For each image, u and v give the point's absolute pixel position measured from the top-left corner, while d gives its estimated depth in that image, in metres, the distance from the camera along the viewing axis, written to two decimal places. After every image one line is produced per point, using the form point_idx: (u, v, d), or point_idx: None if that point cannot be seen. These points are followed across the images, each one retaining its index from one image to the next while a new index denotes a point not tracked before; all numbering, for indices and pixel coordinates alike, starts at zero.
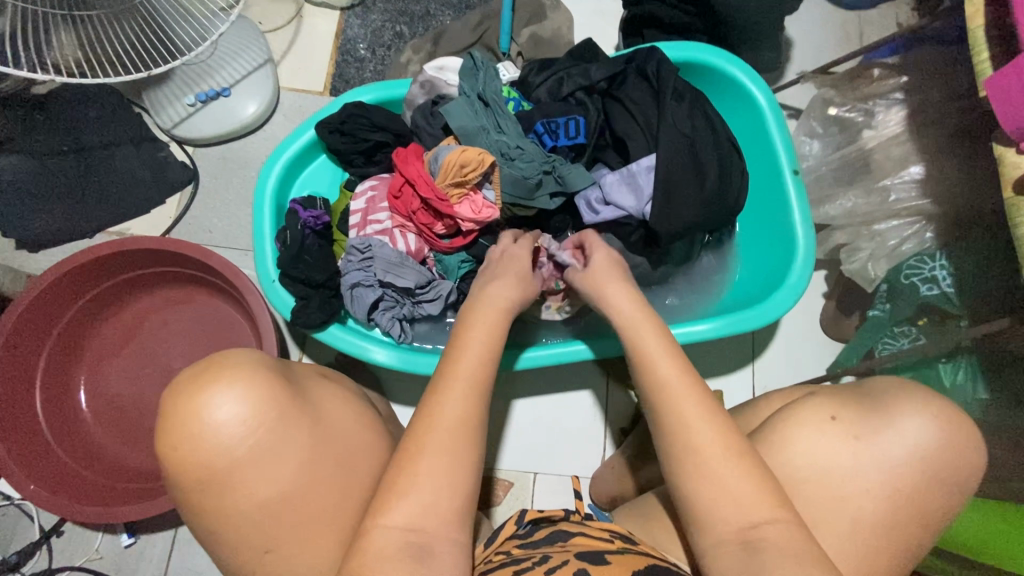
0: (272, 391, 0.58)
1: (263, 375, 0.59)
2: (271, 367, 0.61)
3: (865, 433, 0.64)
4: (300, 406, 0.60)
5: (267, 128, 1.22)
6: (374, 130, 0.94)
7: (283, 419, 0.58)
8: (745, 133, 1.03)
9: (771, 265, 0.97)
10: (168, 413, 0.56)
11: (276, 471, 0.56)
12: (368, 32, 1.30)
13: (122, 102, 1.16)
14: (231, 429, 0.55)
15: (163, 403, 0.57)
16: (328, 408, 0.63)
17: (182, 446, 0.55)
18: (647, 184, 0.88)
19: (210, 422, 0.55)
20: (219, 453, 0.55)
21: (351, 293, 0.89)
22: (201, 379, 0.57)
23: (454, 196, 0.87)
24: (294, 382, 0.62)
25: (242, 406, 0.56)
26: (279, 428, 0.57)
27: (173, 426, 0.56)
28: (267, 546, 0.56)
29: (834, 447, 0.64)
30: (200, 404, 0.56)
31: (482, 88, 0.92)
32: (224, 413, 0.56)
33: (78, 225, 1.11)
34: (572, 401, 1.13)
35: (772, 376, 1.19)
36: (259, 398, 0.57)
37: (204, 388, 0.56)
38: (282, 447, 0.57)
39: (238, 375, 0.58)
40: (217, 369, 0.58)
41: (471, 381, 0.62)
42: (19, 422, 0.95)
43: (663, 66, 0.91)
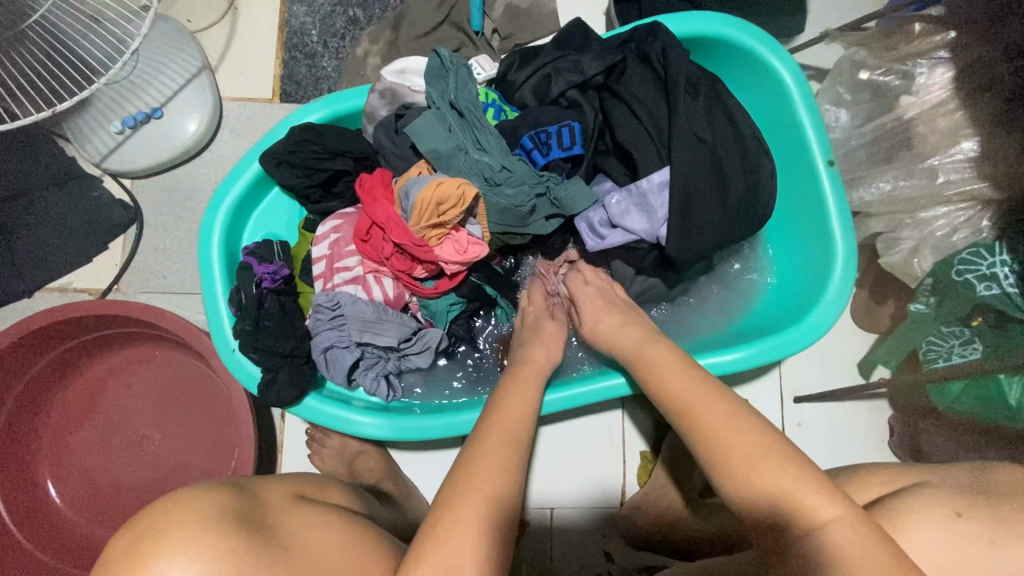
0: (232, 551, 0.47)
1: (219, 533, 0.48)
2: (227, 512, 0.50)
3: (1002, 534, 0.48)
4: (268, 555, 0.50)
5: (213, 148, 1.06)
6: (330, 157, 0.80)
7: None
8: (766, 116, 0.87)
9: (806, 272, 0.84)
10: None
11: None
12: (317, 20, 1.11)
13: (40, 137, 1.00)
14: None
15: None
16: (299, 543, 0.54)
17: None
18: (660, 204, 0.73)
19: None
20: None
21: (325, 358, 0.77)
22: (134, 557, 0.45)
23: (433, 237, 0.74)
24: (259, 522, 0.52)
25: None
26: None
27: None
28: None
29: (957, 550, 0.48)
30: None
31: (455, 97, 0.77)
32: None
33: (10, 288, 0.97)
34: (585, 428, 1.04)
35: (801, 379, 1.08)
36: (217, 568, 0.46)
37: (143, 567, 0.44)
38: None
39: (184, 540, 0.46)
40: (155, 534, 0.46)
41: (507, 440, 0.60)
42: None
43: (670, 50, 0.75)
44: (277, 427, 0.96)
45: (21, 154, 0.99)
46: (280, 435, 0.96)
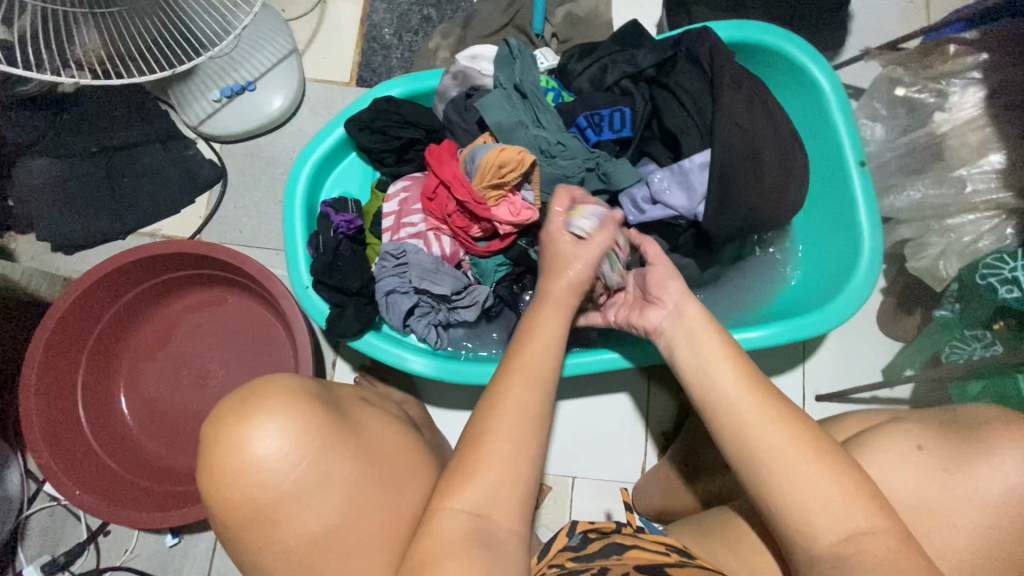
0: (315, 419, 0.54)
1: (307, 402, 0.55)
2: (313, 393, 0.57)
3: (953, 465, 0.60)
4: (342, 430, 0.57)
5: (294, 121, 1.19)
6: (405, 127, 0.90)
7: (328, 446, 0.54)
8: (803, 118, 0.94)
9: (835, 263, 0.90)
10: (208, 448, 0.51)
11: (324, 502, 0.53)
12: (394, 16, 1.24)
13: (148, 99, 1.13)
14: (276, 462, 0.52)
15: (200, 435, 0.52)
16: (367, 429, 0.61)
17: (225, 482, 0.51)
18: (700, 182, 0.81)
19: (254, 455, 0.51)
20: (265, 487, 0.51)
21: (386, 300, 0.86)
22: (238, 411, 0.52)
23: (492, 197, 0.82)
24: (337, 407, 0.59)
25: (287, 438, 0.52)
26: (324, 456, 0.54)
27: (214, 463, 0.51)
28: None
29: (917, 477, 0.61)
30: (242, 438, 0.51)
31: (520, 79, 0.86)
32: (272, 444, 0.52)
33: (109, 228, 1.09)
34: (614, 404, 1.09)
35: (824, 378, 1.11)
36: (305, 430, 0.53)
37: (246, 420, 0.52)
38: (327, 480, 0.54)
39: (279, 403, 0.53)
40: (256, 397, 0.53)
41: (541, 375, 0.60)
42: (64, 427, 0.96)
43: (717, 50, 0.83)
44: (327, 372, 1.05)
45: (130, 113, 1.11)
46: (330, 380, 1.05)
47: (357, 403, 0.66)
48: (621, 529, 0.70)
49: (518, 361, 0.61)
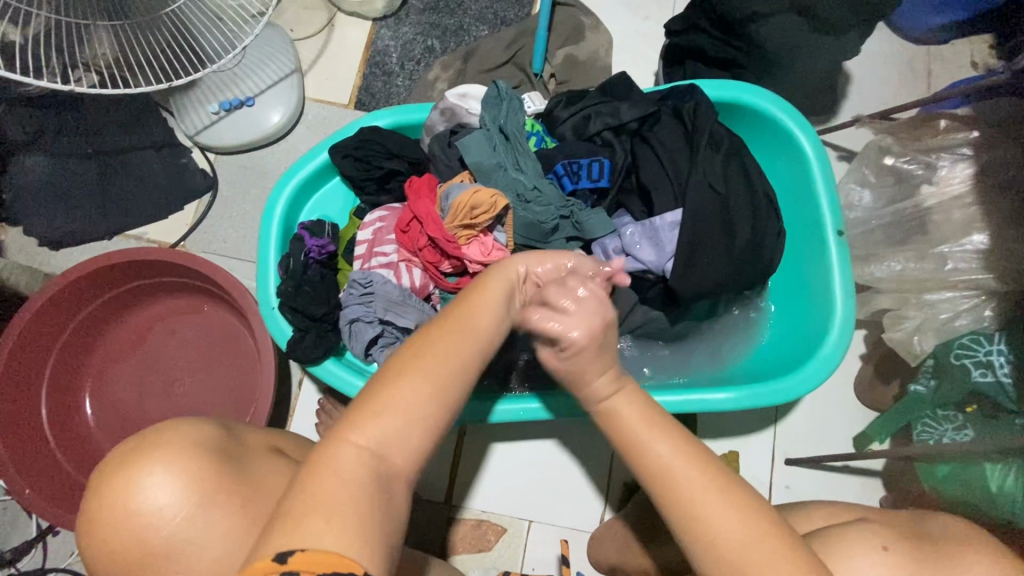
0: (199, 473, 0.56)
1: (191, 456, 0.57)
2: (210, 443, 0.60)
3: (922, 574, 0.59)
4: (229, 483, 0.58)
5: (289, 138, 1.21)
6: (389, 158, 0.91)
7: (209, 500, 0.56)
8: (784, 182, 0.94)
9: (805, 331, 0.89)
10: (97, 496, 0.55)
11: (198, 556, 0.55)
12: (399, 45, 1.27)
13: (150, 106, 1.15)
14: (156, 515, 0.54)
15: (94, 482, 0.56)
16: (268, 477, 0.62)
17: (108, 529, 0.54)
18: (670, 240, 0.81)
19: (136, 506, 0.54)
20: (144, 537, 0.54)
21: (349, 328, 0.86)
22: (125, 461, 0.56)
23: (463, 237, 0.83)
24: (237, 458, 0.61)
25: (167, 490, 0.55)
26: (202, 511, 0.55)
27: (99, 511, 0.54)
28: None
29: None
30: (124, 489, 0.54)
31: (503, 122, 0.87)
32: (154, 496, 0.54)
33: (97, 228, 1.11)
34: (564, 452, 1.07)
35: (795, 442, 1.09)
36: (185, 484, 0.55)
37: (133, 472, 0.55)
38: (204, 535, 0.55)
39: (166, 456, 0.56)
40: (147, 448, 0.56)
41: (466, 339, 0.56)
42: (23, 424, 0.96)
43: (700, 109, 0.84)
44: (293, 390, 1.05)
45: (132, 118, 1.14)
46: (294, 399, 1.05)
47: (269, 451, 0.68)
48: None
49: (449, 316, 0.58)
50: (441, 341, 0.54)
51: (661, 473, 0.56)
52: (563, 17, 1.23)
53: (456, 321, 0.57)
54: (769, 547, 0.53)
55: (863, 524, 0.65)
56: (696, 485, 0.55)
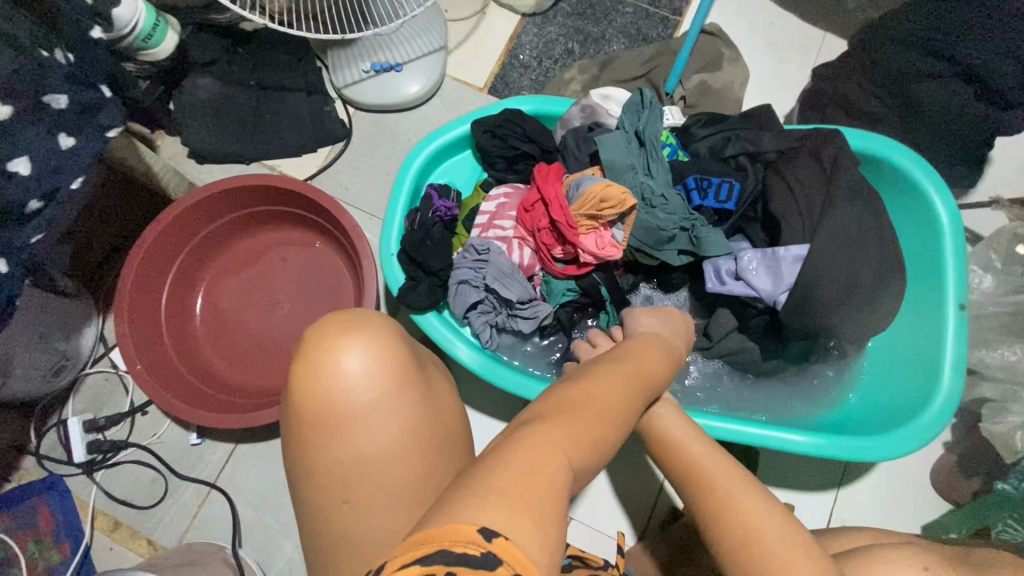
0: (395, 357, 0.60)
1: (391, 340, 0.61)
2: (403, 339, 0.64)
3: None
4: (415, 376, 0.62)
5: (422, 108, 1.29)
6: (525, 141, 0.95)
7: (400, 382, 0.60)
8: (911, 245, 0.93)
9: (903, 398, 0.87)
10: (309, 349, 0.60)
11: (380, 429, 0.58)
12: (541, 42, 1.33)
13: (309, 54, 1.25)
14: (355, 380, 0.58)
15: (306, 337, 0.61)
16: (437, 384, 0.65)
17: (312, 381, 0.58)
18: (789, 274, 0.81)
19: (337, 371, 0.58)
20: (341, 398, 0.58)
21: (455, 288, 0.90)
22: (333, 328, 0.61)
23: (584, 226, 0.86)
24: (418, 356, 0.65)
25: (369, 362, 0.59)
26: (394, 390, 0.59)
27: (309, 363, 0.59)
28: (345, 499, 0.58)
29: None
30: (335, 350, 0.59)
31: (643, 128, 0.90)
32: (354, 366, 0.58)
33: (240, 152, 1.22)
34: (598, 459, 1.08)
35: (856, 511, 1.05)
36: (383, 360, 0.59)
37: (344, 339, 0.59)
38: (388, 414, 0.59)
39: (371, 333, 0.61)
40: (357, 323, 0.61)
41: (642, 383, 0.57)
42: (145, 307, 1.06)
43: (843, 154, 0.84)
44: None
45: (292, 61, 1.24)
46: None
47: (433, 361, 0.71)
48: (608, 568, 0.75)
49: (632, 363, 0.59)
50: (615, 381, 0.55)
51: (694, 467, 0.61)
52: (705, 44, 1.25)
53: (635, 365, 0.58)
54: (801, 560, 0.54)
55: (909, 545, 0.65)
56: (727, 483, 0.59)
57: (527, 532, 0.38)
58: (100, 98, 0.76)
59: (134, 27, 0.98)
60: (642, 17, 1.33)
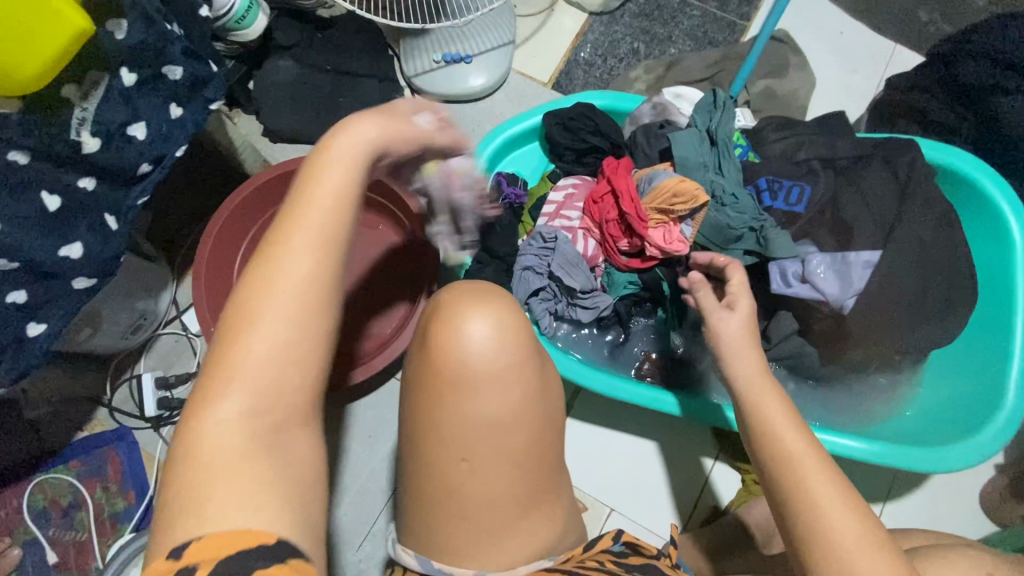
0: (519, 332, 0.63)
1: (514, 316, 0.63)
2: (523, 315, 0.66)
3: None
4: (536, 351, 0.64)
5: (488, 100, 1.32)
6: (596, 134, 0.98)
7: (524, 357, 0.62)
8: (984, 261, 0.90)
9: (965, 413, 0.86)
10: (438, 318, 0.62)
11: (507, 395, 0.60)
12: (607, 41, 1.35)
13: (383, 43, 1.30)
14: (481, 349, 0.60)
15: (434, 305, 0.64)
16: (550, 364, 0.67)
17: (443, 346, 0.60)
18: (858, 278, 0.82)
19: (461, 339, 0.60)
20: (469, 363, 0.60)
21: (520, 275, 0.93)
22: (458, 298, 0.63)
23: (654, 220, 0.88)
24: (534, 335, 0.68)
25: (496, 334, 0.61)
26: (520, 363, 0.61)
27: (439, 331, 0.61)
28: (464, 458, 0.60)
29: None
30: (458, 320, 0.61)
31: (715, 126, 0.92)
32: (477, 334, 0.60)
33: (312, 133, 1.27)
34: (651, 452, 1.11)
35: (903, 527, 1.04)
36: (510, 333, 0.62)
37: (471, 308, 0.62)
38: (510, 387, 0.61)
39: (495, 308, 0.63)
40: (483, 296, 0.64)
41: (329, 224, 0.46)
42: (220, 274, 1.11)
43: (919, 165, 0.85)
44: None
45: (367, 48, 1.28)
46: None
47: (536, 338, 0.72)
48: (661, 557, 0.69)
49: (298, 200, 0.46)
50: (287, 235, 0.45)
51: (792, 463, 0.61)
52: (772, 51, 1.26)
53: (302, 212, 0.46)
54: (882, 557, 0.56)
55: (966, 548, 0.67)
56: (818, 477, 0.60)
57: (302, 537, 0.41)
58: (208, 72, 0.81)
59: (229, 10, 1.03)
60: (709, 21, 1.35)
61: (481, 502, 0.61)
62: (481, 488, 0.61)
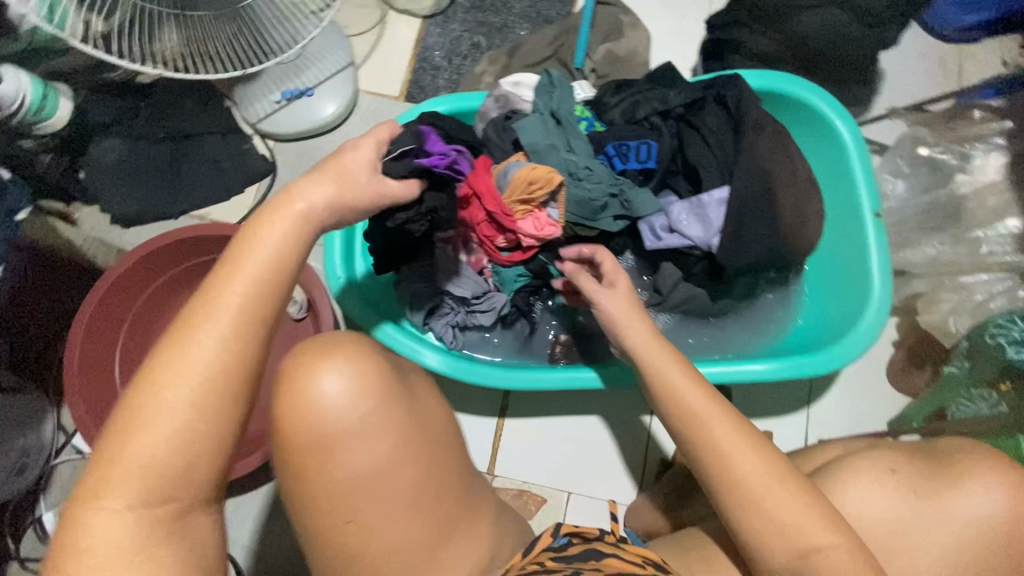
0: (375, 376, 0.63)
1: (367, 359, 0.63)
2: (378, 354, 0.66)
3: (924, 490, 0.67)
4: (398, 388, 0.64)
5: (344, 127, 1.28)
6: (447, 140, 0.96)
7: (382, 398, 0.62)
8: (824, 169, 0.98)
9: (843, 308, 0.93)
10: (286, 381, 0.62)
11: (375, 441, 0.61)
12: (447, 41, 1.34)
13: (216, 96, 1.23)
14: (336, 403, 0.60)
15: (282, 369, 0.63)
16: (426, 400, 0.68)
17: (294, 410, 0.60)
18: (716, 216, 0.85)
19: (314, 399, 0.60)
20: (326, 420, 0.60)
21: (410, 297, 0.93)
22: (310, 357, 0.63)
23: (519, 211, 0.88)
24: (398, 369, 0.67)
25: (348, 383, 0.61)
26: (379, 406, 0.61)
27: (288, 395, 0.61)
28: (351, 517, 0.61)
29: (892, 502, 0.67)
30: (309, 378, 0.61)
31: (557, 106, 0.93)
32: (331, 391, 0.60)
33: (165, 207, 1.18)
34: (589, 426, 1.13)
35: (828, 424, 1.12)
36: (364, 379, 0.62)
37: (319, 364, 0.62)
38: (375, 431, 0.61)
39: (344, 357, 0.63)
40: (330, 348, 0.64)
41: (240, 314, 0.50)
42: (99, 384, 1.03)
43: (744, 97, 0.88)
44: None
45: (199, 106, 1.22)
46: None
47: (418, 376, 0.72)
48: (605, 535, 0.71)
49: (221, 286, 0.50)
50: (194, 333, 0.49)
51: (701, 419, 0.67)
52: (603, 16, 1.29)
53: (221, 302, 0.50)
54: (787, 493, 0.62)
55: (875, 448, 0.72)
56: (724, 430, 0.66)
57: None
58: None
59: (20, 102, 1.02)
60: None
61: (383, 550, 0.62)
62: (380, 538, 0.62)
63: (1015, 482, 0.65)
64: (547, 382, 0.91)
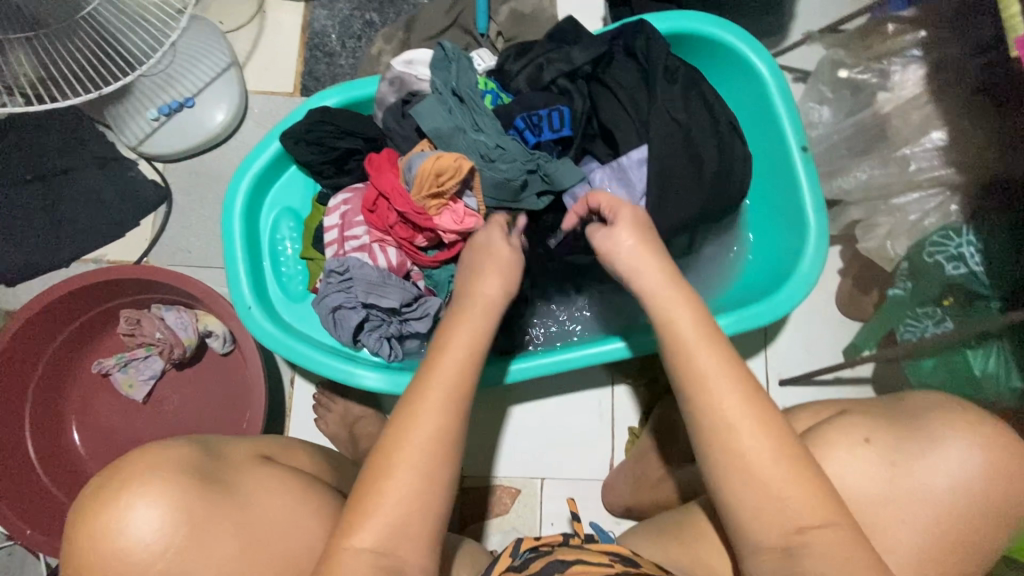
0: (189, 494, 0.56)
1: (175, 476, 0.56)
2: (188, 461, 0.59)
3: (902, 458, 0.61)
4: (222, 499, 0.58)
5: (238, 136, 1.16)
6: (343, 137, 0.88)
7: (199, 518, 0.55)
8: (746, 107, 0.94)
9: (781, 249, 0.90)
10: (80, 532, 0.53)
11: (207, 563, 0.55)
12: (336, 23, 1.21)
13: (83, 123, 1.10)
14: (147, 541, 0.53)
15: (67, 520, 0.54)
16: (262, 495, 0.61)
17: (95, 559, 0.52)
18: (638, 178, 0.82)
19: (118, 541, 0.52)
20: (141, 563, 0.53)
21: (333, 317, 0.85)
22: (111, 486, 0.54)
23: (432, 207, 0.81)
24: (218, 466, 0.61)
25: (158, 515, 0.54)
26: (198, 526, 0.55)
27: (85, 549, 0.53)
28: None
29: (868, 472, 0.61)
30: (106, 522, 0.53)
31: (455, 83, 0.84)
32: (137, 528, 0.53)
33: (50, 258, 1.06)
34: (553, 408, 1.09)
35: (787, 363, 1.11)
36: (174, 505, 0.54)
37: (115, 501, 0.53)
38: (202, 556, 0.55)
39: (147, 481, 0.55)
40: (123, 476, 0.55)
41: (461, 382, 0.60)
42: (11, 466, 0.93)
43: (653, 43, 0.82)
44: (287, 390, 1.06)
45: (66, 138, 1.09)
46: (290, 398, 1.06)
47: (254, 460, 0.66)
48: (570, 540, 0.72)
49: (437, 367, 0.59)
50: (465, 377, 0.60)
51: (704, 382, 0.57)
52: None
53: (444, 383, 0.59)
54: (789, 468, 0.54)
55: (846, 415, 0.66)
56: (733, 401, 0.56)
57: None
58: None
59: None
60: None
61: None
62: None
63: (990, 437, 0.59)
64: (528, 371, 0.87)
